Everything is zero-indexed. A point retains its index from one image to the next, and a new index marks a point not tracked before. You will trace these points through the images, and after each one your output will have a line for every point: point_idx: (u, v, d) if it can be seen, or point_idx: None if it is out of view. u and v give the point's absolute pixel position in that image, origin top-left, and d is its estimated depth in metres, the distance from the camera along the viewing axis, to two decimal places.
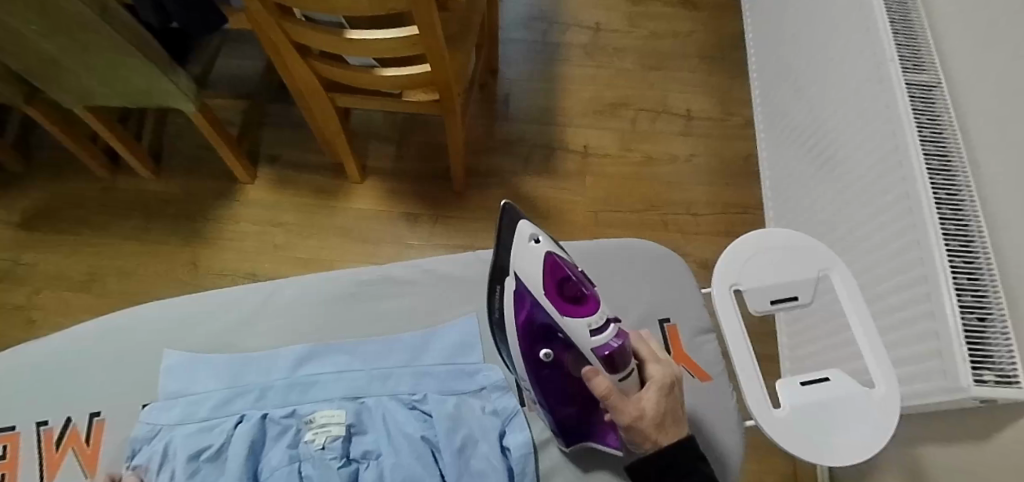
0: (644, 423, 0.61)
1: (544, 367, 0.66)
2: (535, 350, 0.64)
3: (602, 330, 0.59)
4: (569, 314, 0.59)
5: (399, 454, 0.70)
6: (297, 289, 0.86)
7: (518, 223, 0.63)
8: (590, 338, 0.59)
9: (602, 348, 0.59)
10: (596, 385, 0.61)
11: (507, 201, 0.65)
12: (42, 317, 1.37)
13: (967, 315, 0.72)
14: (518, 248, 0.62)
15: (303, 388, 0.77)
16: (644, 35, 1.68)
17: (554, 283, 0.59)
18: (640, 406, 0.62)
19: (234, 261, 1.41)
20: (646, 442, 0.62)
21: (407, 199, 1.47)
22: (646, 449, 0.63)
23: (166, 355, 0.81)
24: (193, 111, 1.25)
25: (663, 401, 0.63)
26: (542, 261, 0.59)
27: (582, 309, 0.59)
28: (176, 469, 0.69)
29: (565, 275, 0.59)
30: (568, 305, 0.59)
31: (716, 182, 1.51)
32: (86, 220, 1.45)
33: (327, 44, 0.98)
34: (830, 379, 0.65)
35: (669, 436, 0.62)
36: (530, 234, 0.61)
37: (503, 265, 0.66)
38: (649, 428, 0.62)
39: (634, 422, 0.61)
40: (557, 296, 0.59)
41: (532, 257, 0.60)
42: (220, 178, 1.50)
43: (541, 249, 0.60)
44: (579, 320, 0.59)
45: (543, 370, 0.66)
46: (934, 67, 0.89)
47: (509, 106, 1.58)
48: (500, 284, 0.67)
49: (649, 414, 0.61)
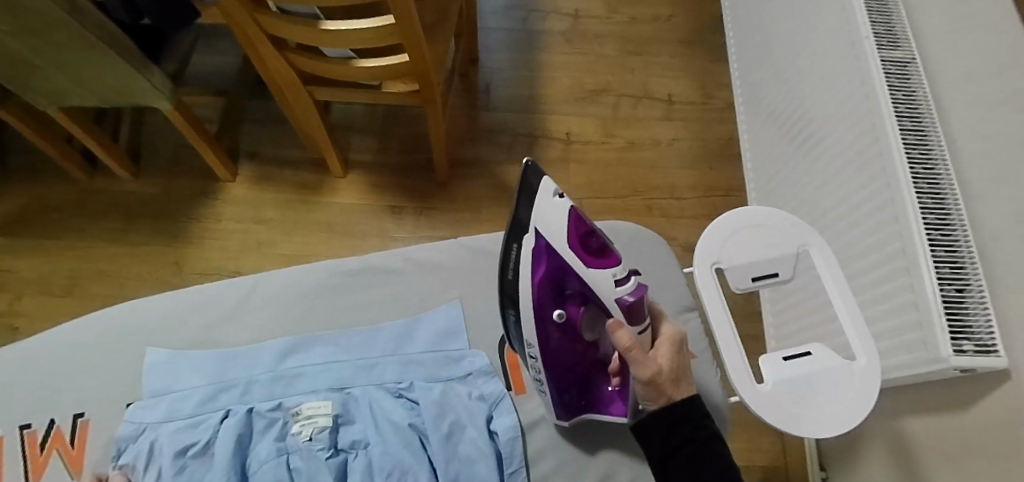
0: (663, 377, 0.60)
1: (551, 333, 0.66)
2: (548, 310, 0.64)
3: (625, 282, 0.60)
4: (593, 267, 0.59)
5: (387, 443, 0.70)
6: (280, 284, 0.85)
7: (538, 181, 0.60)
8: (614, 290, 0.59)
9: (626, 300, 0.59)
10: (619, 338, 0.59)
11: (528, 158, 0.61)
12: (24, 323, 1.35)
13: (945, 286, 0.74)
14: (539, 204, 0.59)
15: (288, 381, 0.77)
16: (624, 21, 1.68)
17: (578, 236, 0.59)
18: (657, 361, 0.61)
19: (218, 259, 1.40)
20: (662, 398, 0.60)
21: (391, 191, 1.47)
22: (659, 405, 0.61)
23: (149, 352, 0.80)
24: (170, 109, 1.23)
25: (676, 356, 0.63)
26: (567, 215, 0.59)
27: (606, 262, 0.59)
28: (163, 467, 0.69)
29: (588, 230, 0.60)
30: (593, 259, 0.59)
31: (699, 166, 1.52)
32: (65, 223, 1.43)
33: (302, 35, 0.96)
34: (812, 353, 0.66)
35: (684, 391, 0.61)
36: (553, 190, 0.59)
37: (521, 222, 0.62)
38: (667, 383, 0.60)
39: (654, 377, 0.60)
40: (581, 249, 0.59)
41: (556, 212, 0.59)
42: (201, 177, 1.48)
43: (565, 204, 0.59)
44: (604, 272, 0.59)
45: (553, 334, 0.66)
46: (909, 42, 0.90)
47: (490, 95, 1.57)
48: (516, 244, 0.63)
49: (667, 369, 0.61)
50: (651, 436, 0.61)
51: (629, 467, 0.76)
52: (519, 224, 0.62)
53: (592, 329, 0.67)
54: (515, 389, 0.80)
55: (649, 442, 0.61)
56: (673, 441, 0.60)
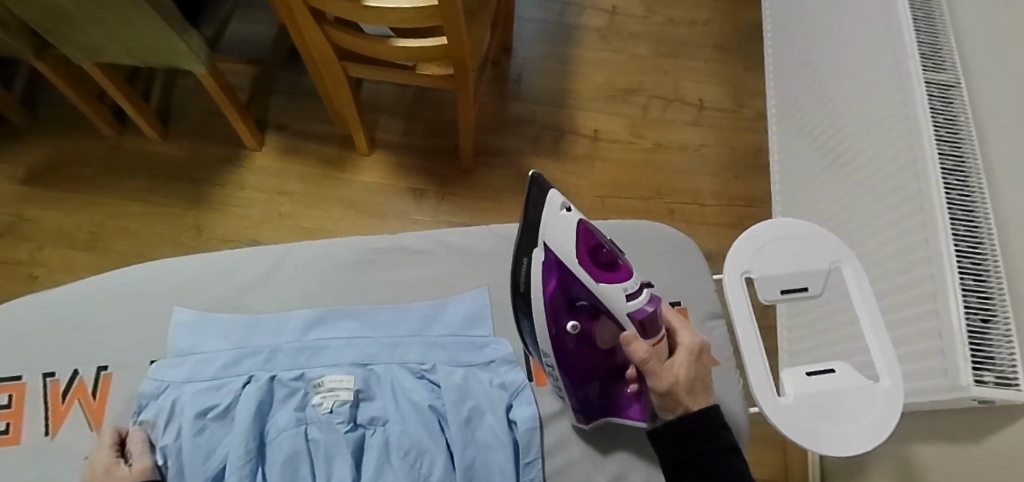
0: (680, 388, 0.60)
1: (566, 345, 0.66)
2: (562, 321, 0.64)
3: (637, 295, 0.59)
4: (603, 281, 0.58)
5: (406, 422, 0.71)
6: (308, 254, 0.86)
7: (548, 191, 0.62)
8: (626, 304, 0.59)
9: (640, 312, 0.59)
10: (633, 349, 0.59)
11: (533, 172, 0.63)
12: (43, 273, 1.37)
13: (972, 315, 0.73)
14: (547, 218, 0.60)
15: (313, 352, 0.77)
16: (661, 21, 1.67)
17: (587, 249, 0.59)
18: (674, 372, 0.61)
19: (238, 227, 1.41)
20: (679, 408, 0.61)
21: (414, 174, 1.47)
22: (675, 414, 0.61)
23: (176, 312, 0.81)
24: (204, 73, 1.24)
25: (693, 366, 0.62)
26: (575, 229, 0.59)
27: (615, 275, 0.59)
28: (183, 426, 0.69)
29: (597, 243, 0.59)
30: (602, 272, 0.59)
31: (724, 174, 1.50)
32: (91, 179, 1.45)
33: (344, 10, 0.96)
34: (836, 371, 0.65)
35: (704, 400, 0.62)
36: (560, 204, 0.60)
37: (534, 225, 0.63)
38: (683, 394, 0.60)
39: (668, 387, 0.60)
40: (590, 263, 0.59)
41: (563, 225, 0.59)
42: (228, 144, 1.49)
43: (573, 218, 0.59)
44: (614, 286, 0.58)
45: (568, 344, 0.66)
46: (955, 66, 0.89)
47: (520, 85, 1.57)
48: (528, 257, 0.64)
49: (684, 380, 0.60)
50: (664, 444, 0.61)
51: (640, 470, 0.76)
52: (531, 227, 0.64)
53: (610, 341, 0.66)
54: (535, 380, 0.80)
55: (663, 449, 0.61)
56: (686, 451, 0.60)
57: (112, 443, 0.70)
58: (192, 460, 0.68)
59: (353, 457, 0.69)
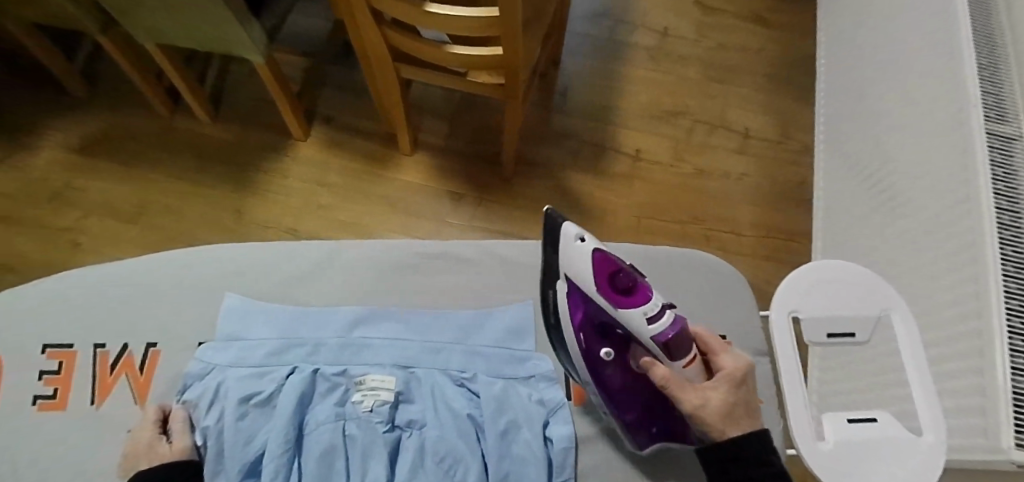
0: (709, 411, 0.60)
1: (604, 372, 0.66)
2: (595, 348, 0.65)
3: (659, 318, 0.58)
4: (623, 307, 0.58)
5: (443, 428, 0.72)
6: (357, 252, 0.87)
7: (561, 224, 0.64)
8: (648, 328, 0.58)
9: (662, 336, 0.58)
10: (654, 372, 0.61)
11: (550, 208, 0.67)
12: (86, 242, 1.41)
13: (1017, 378, 0.71)
14: (564, 251, 0.63)
15: (356, 350, 0.78)
16: (712, 46, 1.66)
17: (605, 276, 0.59)
18: (704, 394, 0.60)
19: (279, 215, 1.44)
20: (713, 431, 0.61)
21: (453, 177, 1.48)
22: (712, 437, 0.61)
23: (227, 297, 0.83)
24: (261, 63, 1.26)
25: (730, 390, 0.61)
26: (591, 257, 0.60)
27: (635, 300, 0.58)
28: (226, 409, 0.71)
29: (615, 268, 0.59)
30: (621, 298, 0.59)
31: (765, 206, 1.49)
32: (142, 154, 1.49)
33: (403, 12, 0.98)
34: (878, 421, 0.63)
35: (748, 425, 0.62)
36: (576, 234, 0.62)
37: (552, 264, 0.67)
38: (715, 417, 0.60)
39: (700, 409, 0.60)
40: (609, 289, 0.59)
41: (580, 256, 0.61)
42: (275, 132, 1.52)
43: (588, 248, 0.61)
44: (633, 310, 0.58)
45: (607, 370, 0.66)
46: (1019, 119, 0.86)
47: (566, 98, 1.57)
48: (552, 288, 0.67)
49: (714, 404, 0.60)
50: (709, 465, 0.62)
51: None
52: (552, 264, 0.67)
53: None
54: (573, 399, 0.79)
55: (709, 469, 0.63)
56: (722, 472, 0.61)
57: (156, 421, 0.72)
58: (233, 443, 0.69)
59: (388, 457, 0.69)
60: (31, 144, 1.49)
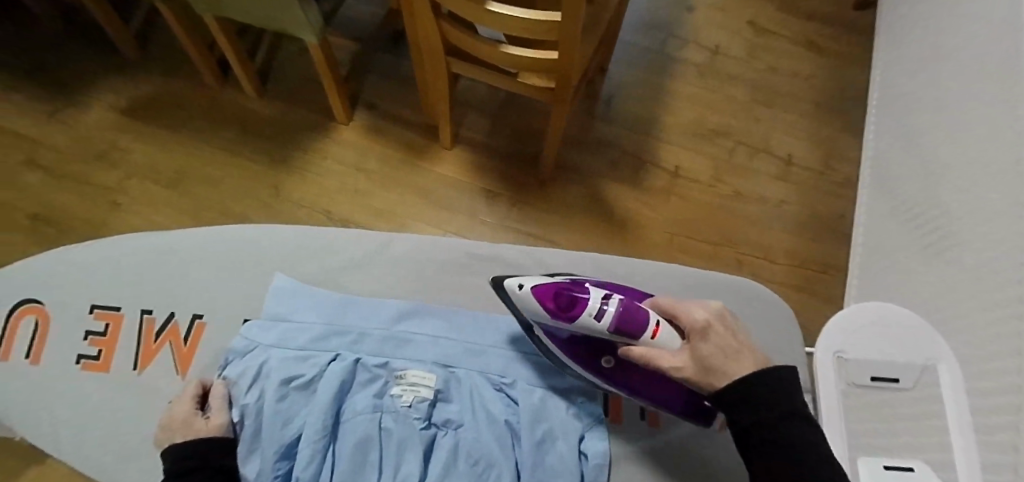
0: (692, 369, 0.68)
1: (618, 379, 0.75)
2: (595, 363, 0.76)
3: (604, 314, 0.70)
4: (575, 318, 0.71)
5: (479, 431, 0.74)
6: (410, 245, 0.90)
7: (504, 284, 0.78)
8: (602, 324, 0.70)
9: (614, 324, 0.70)
10: (633, 354, 0.71)
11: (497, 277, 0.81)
12: (125, 202, 1.43)
13: None
14: (517, 300, 0.76)
15: (397, 344, 0.80)
16: (763, 68, 1.64)
17: (550, 300, 0.72)
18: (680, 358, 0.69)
19: (315, 196, 1.45)
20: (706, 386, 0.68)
21: (490, 176, 1.48)
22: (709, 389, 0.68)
23: (276, 278, 0.87)
24: (314, 44, 1.28)
25: (704, 341, 0.68)
26: (533, 294, 0.73)
27: (579, 307, 0.71)
28: (268, 390, 0.75)
29: (554, 292, 0.72)
30: (570, 311, 0.71)
31: (801, 235, 1.47)
32: (187, 122, 1.51)
33: (464, 8, 0.98)
34: (915, 470, 0.63)
35: (743, 367, 0.66)
36: (516, 283, 0.76)
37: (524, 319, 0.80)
38: (699, 375, 0.68)
39: (685, 370, 0.69)
40: (558, 310, 0.72)
41: (525, 297, 0.74)
42: (319, 113, 1.53)
43: (527, 290, 0.74)
44: (583, 315, 0.71)
45: (619, 377, 0.75)
46: None
47: (610, 107, 1.56)
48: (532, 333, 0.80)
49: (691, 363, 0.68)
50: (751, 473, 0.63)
51: None
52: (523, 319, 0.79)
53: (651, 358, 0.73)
54: (612, 416, 0.82)
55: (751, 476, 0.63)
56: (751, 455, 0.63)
57: (194, 397, 0.75)
58: (273, 423, 0.72)
59: (422, 454, 0.72)
60: (81, 100, 1.52)
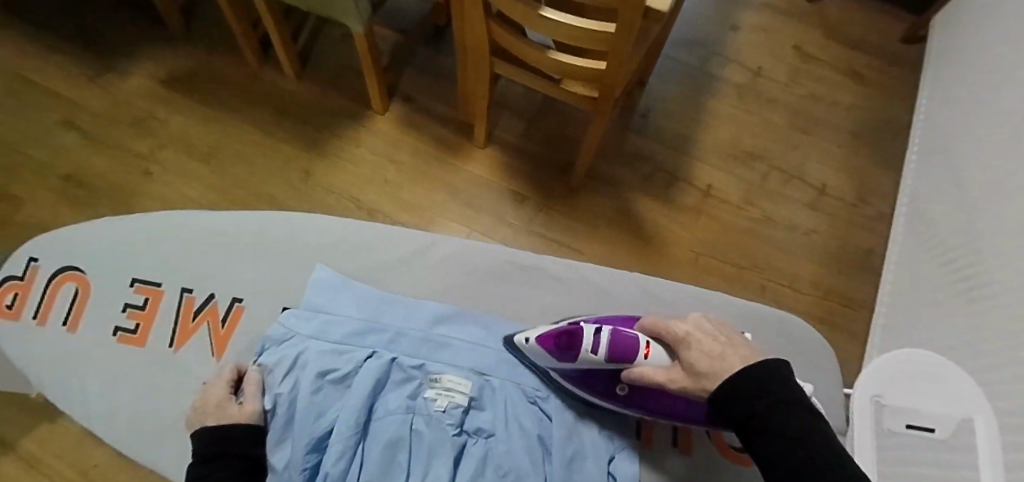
0: (685, 379, 0.72)
1: (636, 402, 0.80)
2: (611, 393, 0.81)
3: (597, 347, 0.76)
4: (576, 355, 0.78)
5: (511, 443, 0.76)
6: (459, 246, 1.01)
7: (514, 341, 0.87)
8: (599, 357, 0.77)
9: (608, 353, 0.76)
10: (634, 377, 0.76)
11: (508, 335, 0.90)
12: (157, 172, 1.44)
13: None
14: (528, 350, 0.84)
15: (435, 347, 0.86)
16: (803, 95, 1.62)
17: (550, 343, 0.80)
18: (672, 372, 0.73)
19: (346, 184, 1.45)
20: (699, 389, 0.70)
21: (520, 179, 1.48)
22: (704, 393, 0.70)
23: (318, 268, 0.97)
24: (359, 32, 1.28)
25: (690, 348, 0.73)
26: (536, 342, 0.81)
27: (575, 344, 0.78)
28: (305, 382, 0.78)
29: (551, 335, 0.80)
30: (570, 350, 0.78)
31: (828, 267, 1.45)
32: (224, 98, 1.52)
33: (516, 10, 0.97)
34: None
35: (729, 363, 0.68)
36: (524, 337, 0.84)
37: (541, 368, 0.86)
38: (691, 381, 0.71)
39: (678, 380, 0.72)
40: (560, 350, 0.79)
41: (532, 345, 0.83)
42: (356, 101, 1.53)
43: (531, 342, 0.82)
44: (580, 352, 0.77)
45: (636, 399, 0.80)
46: None
47: (646, 120, 1.56)
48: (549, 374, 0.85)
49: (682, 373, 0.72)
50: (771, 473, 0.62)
51: None
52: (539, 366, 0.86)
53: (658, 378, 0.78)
54: (644, 440, 0.88)
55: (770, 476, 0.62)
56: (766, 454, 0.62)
57: (229, 379, 0.82)
58: (305, 413, 0.75)
59: (452, 460, 0.74)
60: (122, 67, 1.53)
